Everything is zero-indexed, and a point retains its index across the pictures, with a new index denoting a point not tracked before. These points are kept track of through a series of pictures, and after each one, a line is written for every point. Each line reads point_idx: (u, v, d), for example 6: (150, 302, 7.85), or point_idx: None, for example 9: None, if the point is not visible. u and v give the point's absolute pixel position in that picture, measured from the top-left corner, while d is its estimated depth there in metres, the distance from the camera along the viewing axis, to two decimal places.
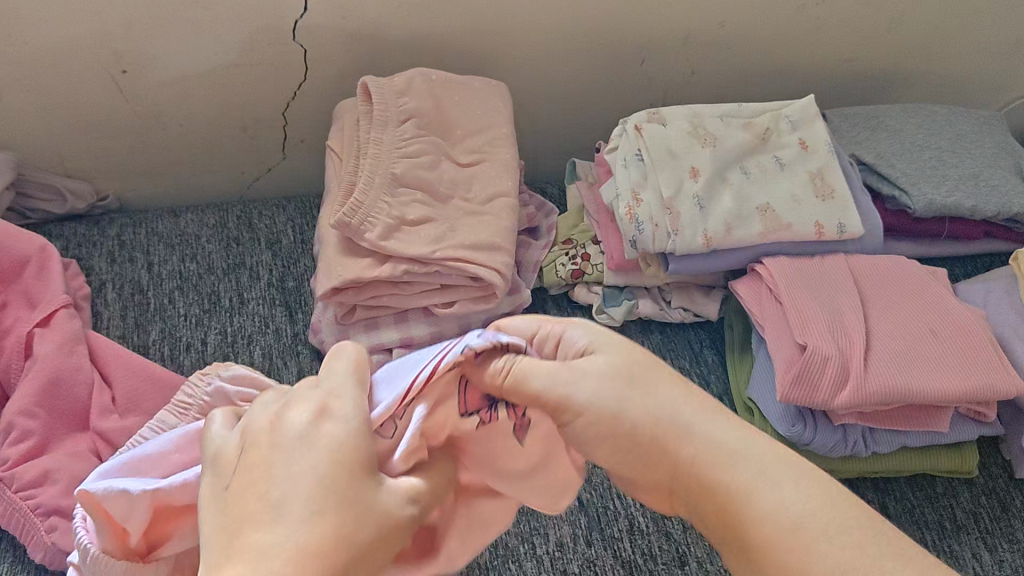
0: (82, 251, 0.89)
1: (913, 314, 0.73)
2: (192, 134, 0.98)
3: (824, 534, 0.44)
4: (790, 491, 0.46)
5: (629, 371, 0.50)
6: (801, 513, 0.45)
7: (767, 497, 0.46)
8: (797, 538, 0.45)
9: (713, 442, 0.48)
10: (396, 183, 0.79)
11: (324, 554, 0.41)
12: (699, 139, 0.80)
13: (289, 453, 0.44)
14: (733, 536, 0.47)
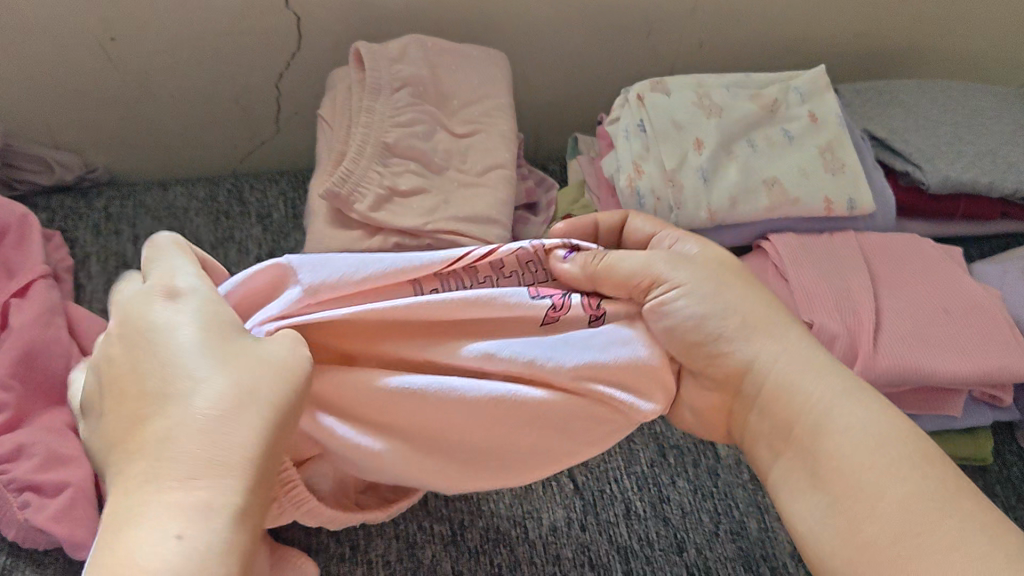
0: (67, 223, 0.86)
1: (926, 293, 0.70)
2: (183, 105, 0.95)
3: (895, 455, 0.50)
4: (865, 415, 0.52)
5: (724, 276, 0.59)
6: (867, 440, 0.51)
7: (844, 416, 0.52)
8: (872, 455, 0.50)
9: (796, 365, 0.55)
10: (388, 153, 0.76)
11: (229, 412, 0.43)
12: (704, 110, 0.77)
13: (163, 377, 0.45)
14: (811, 452, 0.52)
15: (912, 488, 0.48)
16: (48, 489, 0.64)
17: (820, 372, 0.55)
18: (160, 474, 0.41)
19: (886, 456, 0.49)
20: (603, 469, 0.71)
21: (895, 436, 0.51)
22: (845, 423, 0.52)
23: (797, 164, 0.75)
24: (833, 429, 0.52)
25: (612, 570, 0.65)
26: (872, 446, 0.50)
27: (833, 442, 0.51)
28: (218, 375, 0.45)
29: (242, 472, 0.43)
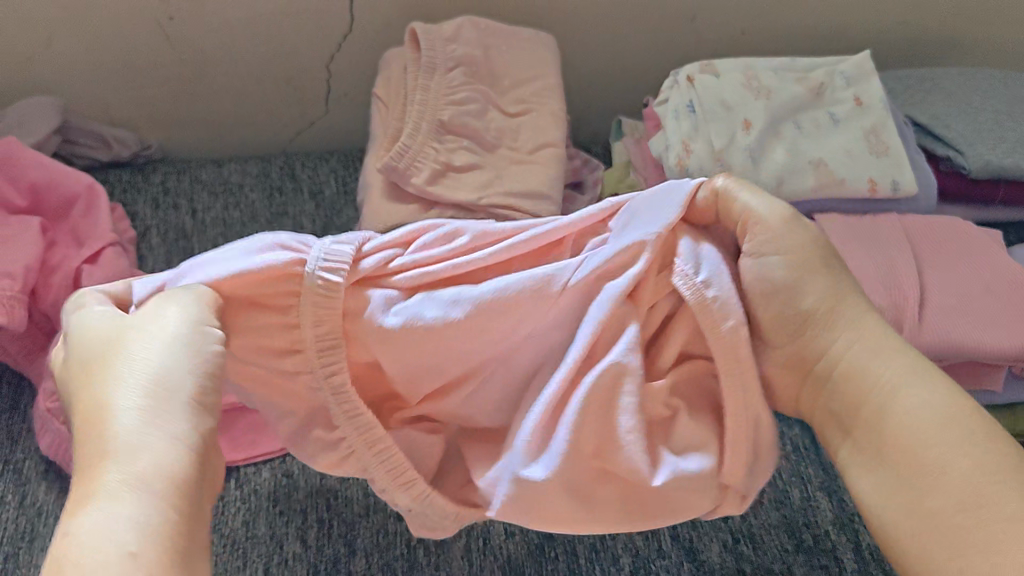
0: (128, 196, 0.89)
1: (968, 271, 0.72)
2: (237, 85, 0.98)
3: (965, 435, 0.48)
4: (926, 397, 0.50)
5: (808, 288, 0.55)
6: (924, 424, 0.49)
7: (906, 400, 0.50)
8: (930, 436, 0.49)
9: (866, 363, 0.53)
10: (442, 130, 0.79)
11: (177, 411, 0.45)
12: (752, 91, 0.78)
13: (108, 375, 0.46)
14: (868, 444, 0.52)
15: (972, 442, 0.47)
16: None
17: (894, 353, 0.53)
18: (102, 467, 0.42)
19: (944, 422, 0.49)
20: None
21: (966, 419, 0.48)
22: (912, 407, 0.50)
23: (842, 146, 0.77)
24: (895, 413, 0.50)
25: (660, 533, 0.67)
26: (934, 432, 0.48)
27: (894, 423, 0.50)
28: (143, 369, 0.46)
29: (176, 462, 0.43)
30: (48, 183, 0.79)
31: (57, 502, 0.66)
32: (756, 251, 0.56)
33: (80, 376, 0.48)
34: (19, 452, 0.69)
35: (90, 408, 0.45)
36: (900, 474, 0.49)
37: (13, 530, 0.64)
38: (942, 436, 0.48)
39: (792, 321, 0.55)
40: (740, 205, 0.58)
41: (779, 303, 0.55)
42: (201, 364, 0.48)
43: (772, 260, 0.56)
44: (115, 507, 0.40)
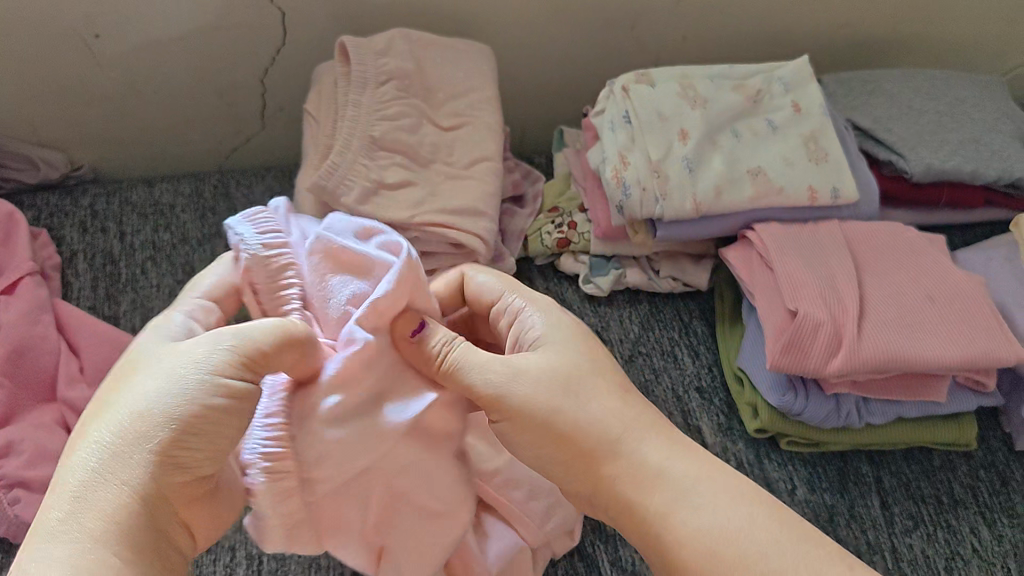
0: (53, 222, 0.86)
1: (909, 281, 0.71)
2: (169, 101, 0.95)
3: (746, 548, 0.48)
4: (706, 515, 0.50)
5: (567, 375, 0.56)
6: (717, 537, 0.49)
7: (684, 520, 0.50)
8: (717, 554, 0.48)
9: (643, 461, 0.53)
10: (374, 146, 0.77)
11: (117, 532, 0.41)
12: (688, 100, 0.77)
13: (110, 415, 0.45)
14: (635, 529, 0.53)
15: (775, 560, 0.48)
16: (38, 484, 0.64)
17: (707, 476, 0.52)
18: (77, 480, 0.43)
19: (746, 534, 0.49)
20: None
21: (774, 526, 0.49)
22: (706, 516, 0.50)
23: (781, 154, 0.76)
24: (679, 526, 0.50)
25: (598, 560, 0.65)
26: (737, 537, 0.49)
27: (681, 547, 0.49)
28: (156, 382, 0.45)
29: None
30: None
31: None
32: (515, 316, 0.61)
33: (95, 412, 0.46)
34: None
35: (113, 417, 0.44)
36: None
37: None
38: (737, 544, 0.48)
39: (552, 395, 0.55)
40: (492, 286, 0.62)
41: (548, 377, 0.56)
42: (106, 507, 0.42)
43: (533, 319, 0.60)
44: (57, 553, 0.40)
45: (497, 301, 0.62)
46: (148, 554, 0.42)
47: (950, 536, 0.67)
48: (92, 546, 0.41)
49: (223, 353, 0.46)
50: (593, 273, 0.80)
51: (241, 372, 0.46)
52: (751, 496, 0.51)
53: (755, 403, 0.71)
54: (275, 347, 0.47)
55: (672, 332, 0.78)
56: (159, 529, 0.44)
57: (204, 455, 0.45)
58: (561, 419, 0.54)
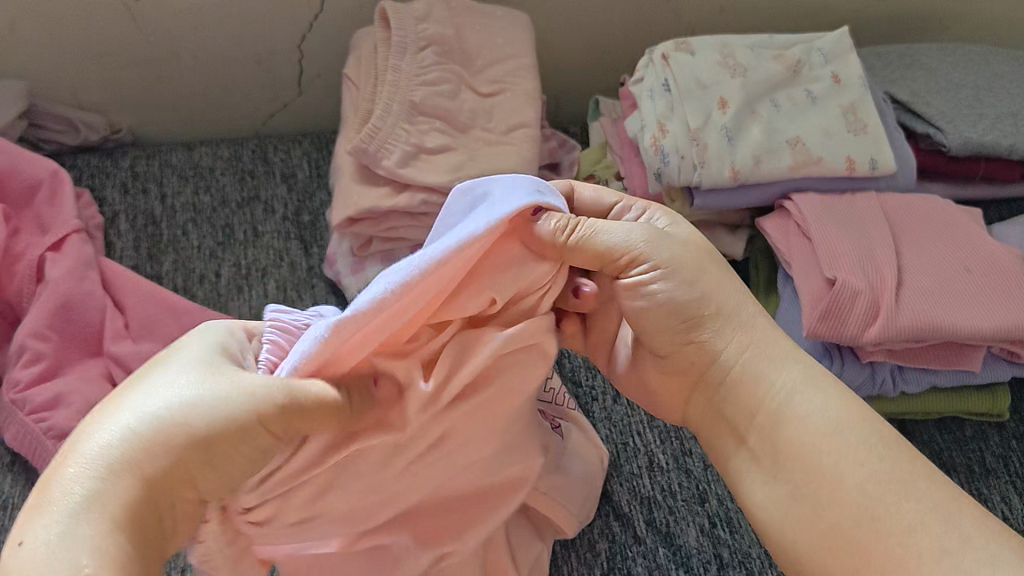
0: (95, 181, 0.87)
1: (946, 252, 0.71)
2: (209, 66, 0.96)
3: (856, 440, 0.45)
4: (821, 403, 0.47)
5: (682, 261, 0.51)
6: (829, 426, 0.46)
7: (800, 404, 0.47)
8: (830, 442, 0.46)
9: (807, 414, 0.47)
10: (414, 111, 0.78)
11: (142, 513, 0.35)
12: (728, 70, 0.77)
13: (161, 382, 0.38)
14: (761, 438, 0.48)
15: (879, 461, 0.44)
16: None
17: (814, 378, 0.49)
18: (69, 447, 0.35)
19: (840, 428, 0.46)
20: (627, 423, 0.72)
21: (871, 427, 0.46)
22: (815, 410, 0.47)
23: (819, 125, 0.76)
24: (795, 411, 0.47)
25: (634, 519, 0.66)
26: (867, 449, 0.45)
27: (795, 428, 0.47)
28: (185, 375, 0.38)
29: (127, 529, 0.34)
30: (11, 170, 0.78)
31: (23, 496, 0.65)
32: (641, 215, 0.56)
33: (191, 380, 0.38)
34: None
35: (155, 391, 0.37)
36: (797, 490, 0.45)
37: None
38: (850, 436, 0.45)
39: (693, 268, 0.51)
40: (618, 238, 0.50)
41: (684, 246, 0.52)
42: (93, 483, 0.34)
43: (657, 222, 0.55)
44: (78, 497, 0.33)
45: (616, 203, 0.57)
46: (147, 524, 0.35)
47: (982, 504, 0.68)
48: (88, 557, 0.31)
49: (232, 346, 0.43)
50: None
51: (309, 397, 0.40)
52: (841, 389, 0.48)
53: None
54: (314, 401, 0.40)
55: None
56: (169, 522, 0.37)
57: (222, 477, 0.38)
58: (707, 300, 0.51)
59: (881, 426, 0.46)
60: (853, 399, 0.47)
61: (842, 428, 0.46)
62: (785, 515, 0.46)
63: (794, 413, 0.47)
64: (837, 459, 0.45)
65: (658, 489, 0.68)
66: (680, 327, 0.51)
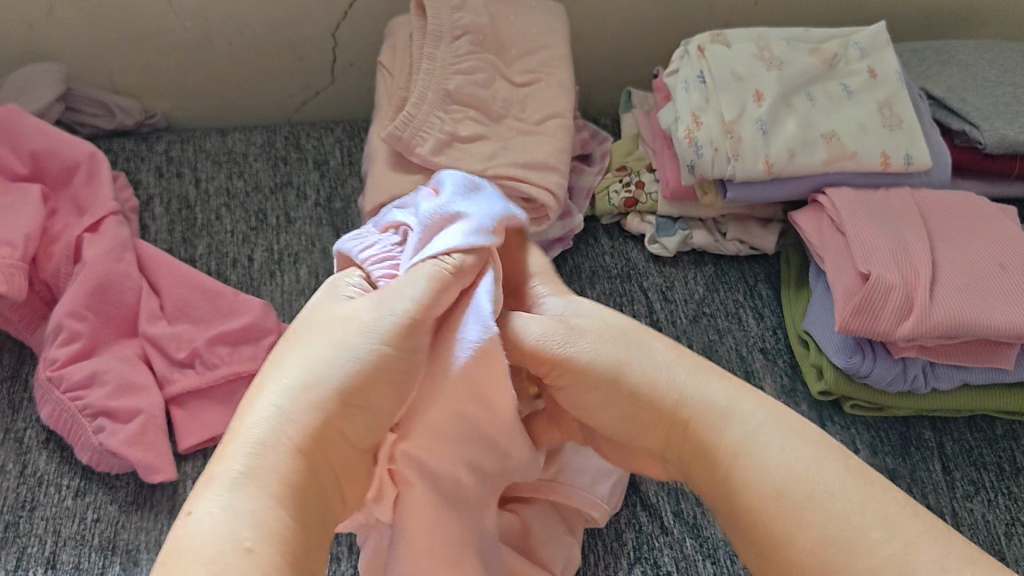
0: (130, 164, 0.87)
1: (982, 249, 0.70)
2: (243, 53, 0.96)
3: (809, 498, 0.43)
4: (779, 453, 0.46)
5: (614, 333, 0.54)
6: (787, 474, 0.45)
7: (753, 463, 0.46)
8: (779, 502, 0.44)
9: (766, 466, 0.45)
10: (448, 99, 0.78)
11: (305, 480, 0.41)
12: (764, 63, 0.77)
13: (305, 362, 0.45)
14: (725, 494, 0.47)
15: (831, 507, 0.43)
16: (121, 415, 0.68)
17: (768, 432, 0.47)
18: (231, 430, 0.42)
19: (815, 475, 0.44)
20: None
21: (843, 474, 0.44)
22: (775, 455, 0.46)
23: (855, 119, 0.75)
24: (751, 466, 0.46)
25: (661, 510, 0.67)
26: (831, 498, 0.43)
27: (747, 487, 0.46)
28: (317, 354, 0.45)
29: (290, 491, 0.40)
30: (50, 151, 0.79)
31: (57, 472, 0.67)
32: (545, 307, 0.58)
33: (329, 354, 0.45)
34: (18, 421, 0.69)
35: (305, 371, 0.44)
36: (758, 542, 0.45)
37: (13, 499, 0.64)
38: (812, 483, 0.44)
39: (616, 351, 0.53)
40: (536, 338, 0.53)
41: (607, 334, 0.54)
42: (259, 454, 0.40)
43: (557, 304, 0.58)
44: (244, 466, 0.39)
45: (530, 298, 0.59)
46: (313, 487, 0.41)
47: (1011, 503, 0.67)
48: (248, 532, 0.36)
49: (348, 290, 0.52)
50: (659, 233, 0.81)
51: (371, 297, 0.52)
52: (806, 434, 0.47)
53: (820, 365, 0.72)
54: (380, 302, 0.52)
55: (738, 295, 0.79)
56: (331, 489, 0.43)
57: (362, 427, 0.45)
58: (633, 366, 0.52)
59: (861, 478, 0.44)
60: (818, 449, 0.46)
61: (804, 477, 0.44)
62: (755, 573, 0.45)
63: (741, 467, 0.46)
64: (790, 506, 0.44)
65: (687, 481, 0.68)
66: (635, 404, 0.52)
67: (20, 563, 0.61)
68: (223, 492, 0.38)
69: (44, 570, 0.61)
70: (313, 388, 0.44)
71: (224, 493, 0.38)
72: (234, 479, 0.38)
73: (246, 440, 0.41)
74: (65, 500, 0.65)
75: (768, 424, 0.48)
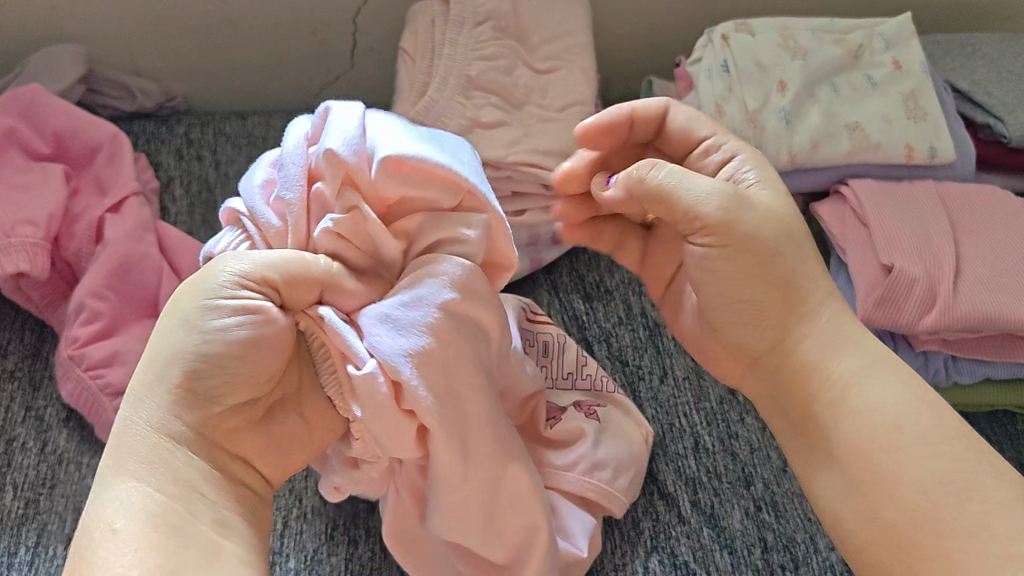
0: (151, 146, 0.88)
1: (1006, 241, 0.70)
2: (263, 37, 0.96)
3: (917, 438, 0.46)
4: (882, 392, 0.48)
5: (785, 217, 0.52)
6: (891, 420, 0.47)
7: (859, 396, 0.48)
8: (888, 439, 0.46)
9: (875, 407, 0.47)
10: (470, 86, 0.78)
11: (189, 476, 0.42)
12: (789, 52, 0.77)
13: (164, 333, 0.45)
14: (821, 427, 0.49)
15: (935, 458, 0.45)
16: None
17: (879, 369, 0.49)
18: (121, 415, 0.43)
19: (917, 419, 0.46)
20: (674, 405, 0.72)
21: (948, 436, 0.45)
22: (883, 402, 0.47)
23: (880, 111, 0.75)
24: (855, 400, 0.48)
25: (679, 499, 0.66)
26: (933, 455, 0.45)
27: (856, 422, 0.47)
28: (178, 325, 0.45)
29: (175, 485, 0.41)
30: (73, 132, 0.80)
31: (78, 450, 0.67)
32: (726, 158, 0.55)
33: (187, 322, 0.45)
34: (39, 399, 0.69)
35: (178, 340, 0.44)
36: (854, 478, 0.47)
37: (35, 476, 0.65)
38: (906, 435, 0.46)
39: (770, 240, 0.51)
40: (696, 194, 0.50)
41: (767, 217, 0.51)
42: (143, 460, 0.41)
43: (749, 169, 0.54)
44: (126, 483, 0.40)
45: (705, 138, 0.57)
46: (197, 474, 0.43)
47: None
48: (120, 521, 0.39)
49: (228, 276, 0.46)
50: None
51: (255, 284, 0.46)
52: (910, 378, 0.48)
53: None
54: (283, 278, 0.46)
55: None
56: (221, 456, 0.45)
57: (239, 387, 0.46)
58: (779, 266, 0.51)
59: (959, 429, 0.46)
60: (921, 393, 0.47)
61: (909, 420, 0.46)
62: (853, 516, 0.47)
63: (850, 402, 0.48)
64: (894, 453, 0.46)
65: (705, 471, 0.68)
66: (746, 301, 0.52)
67: (41, 540, 0.61)
68: (107, 499, 0.40)
69: (65, 547, 0.61)
70: (178, 364, 0.44)
71: (97, 505, 0.40)
72: (118, 487, 0.40)
73: (130, 429, 0.43)
74: (85, 478, 0.65)
75: (878, 361, 0.49)
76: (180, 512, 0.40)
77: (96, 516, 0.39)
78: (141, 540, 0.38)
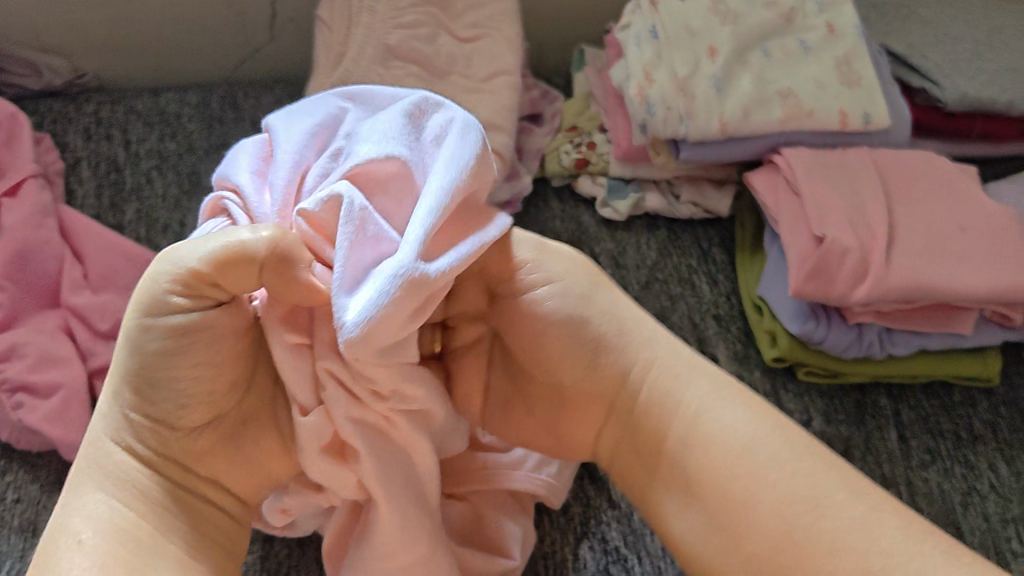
0: (56, 126, 0.82)
1: (940, 210, 0.68)
2: (176, 7, 0.91)
3: (771, 456, 0.46)
4: (733, 416, 0.48)
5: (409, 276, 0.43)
6: (746, 441, 0.47)
7: (710, 423, 0.48)
8: (741, 461, 0.46)
9: (730, 433, 0.47)
10: (390, 55, 0.74)
11: (147, 496, 0.42)
12: (719, 18, 0.74)
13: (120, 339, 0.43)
14: (671, 460, 0.49)
15: (792, 472, 0.45)
16: (41, 390, 0.64)
17: (727, 394, 0.49)
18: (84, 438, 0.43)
19: (764, 440, 0.46)
20: None
21: (798, 445, 0.46)
22: (726, 421, 0.48)
23: (813, 77, 0.72)
24: (709, 424, 0.48)
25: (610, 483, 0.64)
26: (789, 472, 0.45)
27: (703, 451, 0.47)
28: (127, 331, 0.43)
29: (140, 508, 0.41)
30: None
31: None
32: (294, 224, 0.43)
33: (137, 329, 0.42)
34: None
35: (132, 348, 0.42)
36: (714, 513, 0.46)
37: None
38: (765, 448, 0.46)
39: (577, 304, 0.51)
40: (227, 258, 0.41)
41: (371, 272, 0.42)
42: (107, 479, 0.42)
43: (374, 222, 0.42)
44: (88, 495, 0.41)
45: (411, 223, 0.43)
46: (159, 496, 0.43)
47: (965, 471, 0.65)
48: (85, 532, 0.39)
49: (160, 281, 0.42)
50: (610, 196, 0.77)
51: (187, 289, 0.41)
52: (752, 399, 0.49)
53: (775, 331, 0.69)
54: (215, 269, 0.41)
55: (692, 260, 0.76)
56: (187, 478, 0.45)
57: (199, 410, 0.44)
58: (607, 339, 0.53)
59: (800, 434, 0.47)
60: (768, 413, 0.48)
61: (761, 438, 0.47)
62: (718, 550, 0.45)
63: (702, 431, 0.48)
64: (750, 468, 0.46)
65: None
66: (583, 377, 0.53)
67: None
68: (71, 511, 0.40)
69: None
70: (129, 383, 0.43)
71: (59, 521, 0.40)
72: (85, 496, 0.41)
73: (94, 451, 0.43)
74: None
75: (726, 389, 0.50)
76: (143, 537, 0.40)
77: (65, 529, 0.39)
78: (104, 554, 0.38)
